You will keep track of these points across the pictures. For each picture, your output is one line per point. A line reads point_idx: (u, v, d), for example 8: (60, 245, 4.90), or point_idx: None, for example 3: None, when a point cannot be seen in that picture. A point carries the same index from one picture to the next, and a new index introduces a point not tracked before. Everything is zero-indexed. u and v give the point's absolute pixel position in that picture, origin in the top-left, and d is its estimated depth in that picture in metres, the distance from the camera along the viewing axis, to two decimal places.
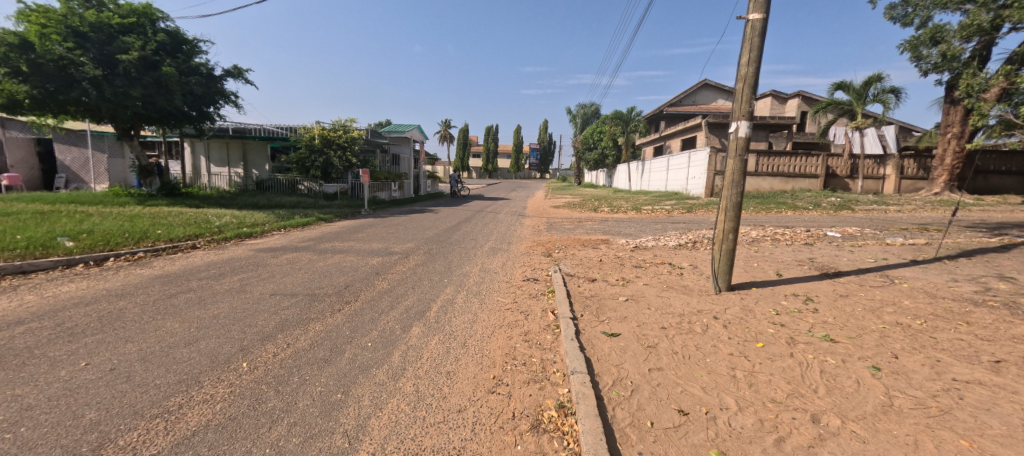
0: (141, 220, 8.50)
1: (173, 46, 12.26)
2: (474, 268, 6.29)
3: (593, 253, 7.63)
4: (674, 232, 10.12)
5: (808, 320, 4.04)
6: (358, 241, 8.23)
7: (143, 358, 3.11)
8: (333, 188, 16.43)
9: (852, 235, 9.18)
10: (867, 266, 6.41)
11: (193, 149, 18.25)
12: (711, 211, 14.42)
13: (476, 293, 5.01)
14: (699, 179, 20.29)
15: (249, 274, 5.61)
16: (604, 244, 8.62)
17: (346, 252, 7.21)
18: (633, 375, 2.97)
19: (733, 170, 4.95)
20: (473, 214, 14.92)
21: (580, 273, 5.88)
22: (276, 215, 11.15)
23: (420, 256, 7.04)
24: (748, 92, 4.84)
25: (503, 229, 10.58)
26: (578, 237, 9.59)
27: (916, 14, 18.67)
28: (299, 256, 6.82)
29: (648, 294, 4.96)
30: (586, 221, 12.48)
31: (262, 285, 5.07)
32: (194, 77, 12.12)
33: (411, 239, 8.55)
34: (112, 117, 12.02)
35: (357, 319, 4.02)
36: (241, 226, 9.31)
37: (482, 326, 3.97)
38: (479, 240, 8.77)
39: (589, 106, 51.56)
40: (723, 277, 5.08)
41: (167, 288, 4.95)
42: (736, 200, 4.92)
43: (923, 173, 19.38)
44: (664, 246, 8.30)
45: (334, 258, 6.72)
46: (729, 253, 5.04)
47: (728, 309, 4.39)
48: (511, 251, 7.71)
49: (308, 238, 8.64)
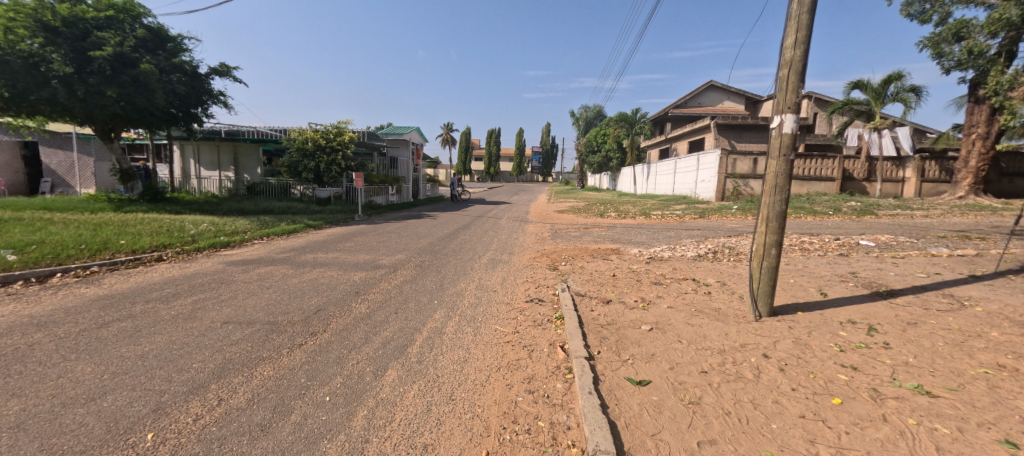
0: (106, 228, 7.75)
1: (154, 43, 11.65)
2: (469, 285, 5.48)
3: (604, 265, 6.81)
4: (690, 240, 9.27)
5: (886, 361, 3.22)
6: (343, 252, 7.44)
7: (18, 425, 2.33)
8: (326, 192, 15.64)
9: (888, 244, 8.36)
10: (921, 283, 5.58)
11: (183, 152, 17.61)
12: (726, 216, 13.57)
13: (470, 320, 4.21)
14: (709, 182, 19.48)
15: (208, 294, 4.82)
16: (615, 255, 7.82)
17: (327, 265, 6.41)
18: (678, 453, 2.16)
19: (776, 172, 4.16)
20: (473, 219, 14.19)
21: (591, 293, 5.05)
22: (261, 222, 10.40)
23: (410, 270, 6.23)
24: (795, 79, 4.05)
25: (504, 238, 9.80)
26: (586, 246, 8.78)
27: (934, 11, 17.83)
28: (272, 271, 6.03)
29: (676, 321, 4.14)
30: (593, 227, 11.69)
31: (217, 310, 4.28)
32: (176, 75, 11.46)
33: (403, 250, 7.75)
34: (90, 119, 11.35)
35: (318, 360, 3.21)
36: (218, 234, 8.59)
37: (474, 368, 3.17)
38: (478, 250, 7.96)
39: (592, 108, 50.77)
40: (765, 300, 4.29)
41: (102, 314, 4.16)
42: (781, 208, 4.13)
43: (945, 175, 18.50)
44: (682, 257, 7.46)
45: (312, 273, 5.92)
46: (772, 271, 4.25)
47: (778, 343, 3.58)
48: (512, 264, 6.88)
49: (289, 249, 7.86)
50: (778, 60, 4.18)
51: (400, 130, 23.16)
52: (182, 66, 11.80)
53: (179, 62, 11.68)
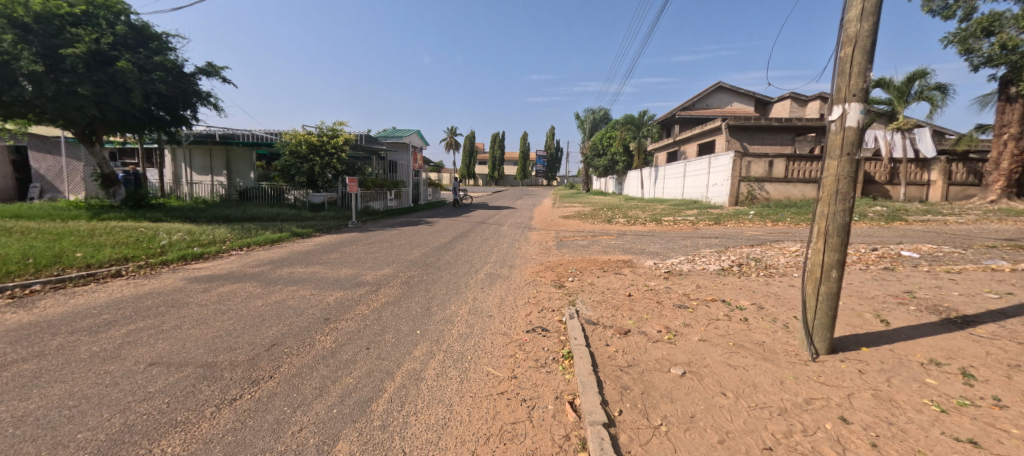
0: (66, 238, 7.05)
1: (136, 41, 11.19)
2: (461, 309, 4.67)
3: (617, 281, 6.00)
4: (710, 251, 8.39)
5: (1011, 430, 2.37)
6: (324, 266, 6.65)
7: None
8: (320, 197, 14.93)
9: (935, 256, 7.45)
10: (997, 306, 4.70)
11: (175, 156, 17.05)
12: (743, 222, 12.70)
13: (457, 359, 3.40)
14: (721, 185, 18.65)
15: (148, 322, 4.06)
16: (628, 268, 7.00)
17: (301, 282, 5.63)
18: None
19: (838, 176, 3.34)
20: (473, 226, 13.43)
21: (605, 320, 4.22)
22: (243, 230, 9.67)
23: (395, 288, 5.44)
24: (861, 59, 3.25)
25: (505, 247, 8.99)
26: (595, 257, 7.94)
27: (959, 5, 16.87)
28: (237, 290, 5.25)
29: (713, 362, 3.30)
30: (601, 235, 10.87)
31: (148, 345, 3.50)
32: (157, 74, 11.02)
33: (391, 263, 6.95)
34: (68, 120, 10.81)
35: (246, 427, 2.40)
36: (191, 244, 7.85)
37: (454, 439, 2.35)
38: (475, 263, 7.14)
39: (597, 111, 49.81)
40: (824, 334, 3.48)
41: (6, 351, 3.38)
42: (845, 220, 3.32)
43: (974, 178, 17.46)
44: (704, 271, 6.61)
45: (281, 292, 5.14)
46: (832, 298, 3.43)
47: (854, 398, 2.74)
48: (512, 280, 6.06)
49: (266, 262, 7.06)
50: (838, 37, 3.37)
51: (399, 133, 22.52)
52: (164, 64, 11.32)
53: (161, 60, 11.20)
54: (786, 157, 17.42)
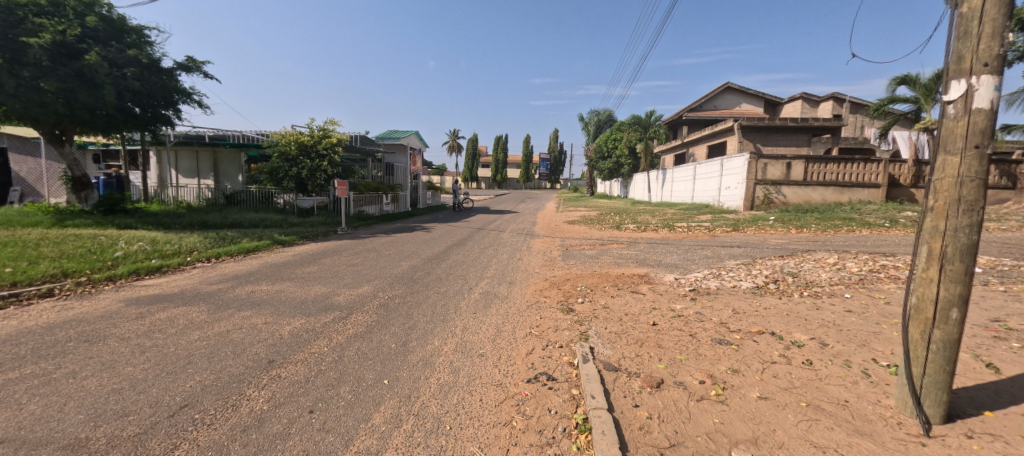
0: (4, 250, 6.19)
1: (109, 35, 10.44)
2: (446, 344, 3.74)
3: (636, 304, 5.05)
4: (736, 263, 7.43)
5: None
6: (293, 284, 5.74)
7: None
8: (309, 202, 13.93)
9: (1002, 270, 6.44)
10: None
11: (160, 159, 16.25)
12: (763, 229, 11.73)
13: (431, 431, 2.45)
14: (735, 189, 17.70)
15: (37, 367, 3.14)
16: (646, 285, 6.04)
17: (258, 305, 4.68)
18: None
19: (966, 177, 2.38)
20: (472, 232, 12.53)
21: (628, 365, 3.26)
22: (217, 237, 8.79)
23: (369, 314, 4.50)
24: (1002, 11, 2.28)
25: (506, 258, 8.08)
26: (607, 271, 6.98)
27: None
28: (178, 317, 4.31)
29: (789, 439, 2.34)
30: (611, 243, 9.94)
31: (13, 408, 2.58)
32: (131, 69, 10.24)
33: (372, 279, 6.03)
34: (34, 119, 9.99)
35: None
36: (150, 256, 6.96)
37: None
38: (469, 279, 6.20)
39: (602, 112, 48.90)
40: (939, 396, 2.53)
41: None
42: (973, 240, 2.37)
43: (1007, 181, 16.33)
44: (736, 290, 5.64)
45: (228, 320, 4.19)
46: (951, 348, 2.48)
47: None
48: (511, 302, 5.12)
49: (229, 278, 6.13)
50: None
51: (397, 135, 21.75)
52: (139, 59, 10.54)
53: (136, 54, 10.43)
54: (805, 159, 16.47)
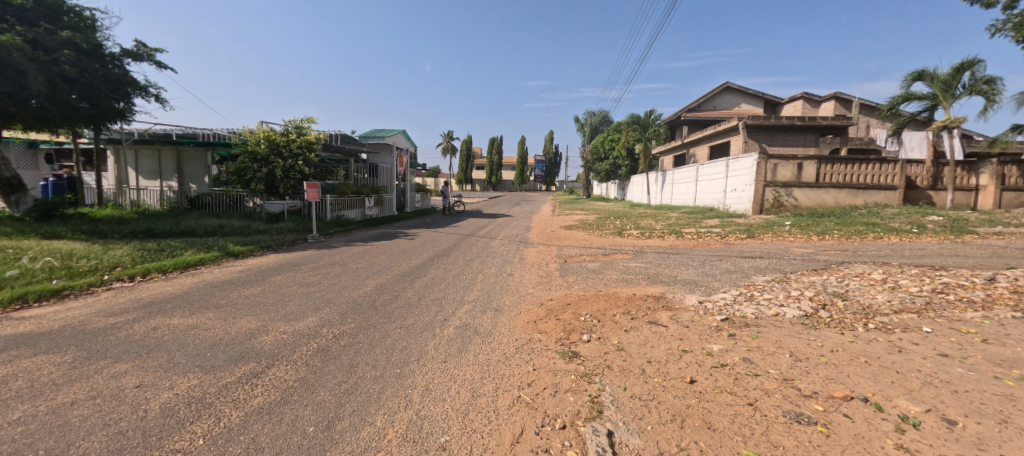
0: None
1: (39, 15, 9.11)
2: (393, 428, 2.49)
3: (660, 345, 3.81)
4: (767, 280, 6.24)
5: None
6: (217, 314, 4.46)
7: None
8: (278, 205, 12.59)
9: None
10: None
11: (119, 159, 14.86)
12: (780, 236, 10.61)
13: None
14: (743, 191, 16.56)
15: None
16: (667, 312, 4.82)
17: (146, 354, 3.39)
18: None
19: None
20: (460, 240, 11.30)
21: None
22: (155, 249, 7.47)
23: (296, 367, 3.24)
24: None
25: (494, 273, 6.85)
26: (615, 292, 5.75)
27: None
28: (17, 375, 3.02)
29: None
30: (615, 253, 8.75)
31: None
32: (64, 54, 8.94)
33: (322, 307, 4.78)
34: None
35: None
36: (53, 276, 5.65)
37: None
38: (444, 305, 4.96)
39: (598, 113, 47.68)
40: None
41: None
42: None
43: None
44: (781, 322, 4.43)
45: (88, 382, 2.93)
46: None
47: None
48: (496, 342, 3.88)
49: (139, 305, 4.84)
50: None
51: (382, 134, 20.45)
52: (74, 42, 9.21)
53: (70, 36, 9.12)
54: (818, 159, 15.38)
